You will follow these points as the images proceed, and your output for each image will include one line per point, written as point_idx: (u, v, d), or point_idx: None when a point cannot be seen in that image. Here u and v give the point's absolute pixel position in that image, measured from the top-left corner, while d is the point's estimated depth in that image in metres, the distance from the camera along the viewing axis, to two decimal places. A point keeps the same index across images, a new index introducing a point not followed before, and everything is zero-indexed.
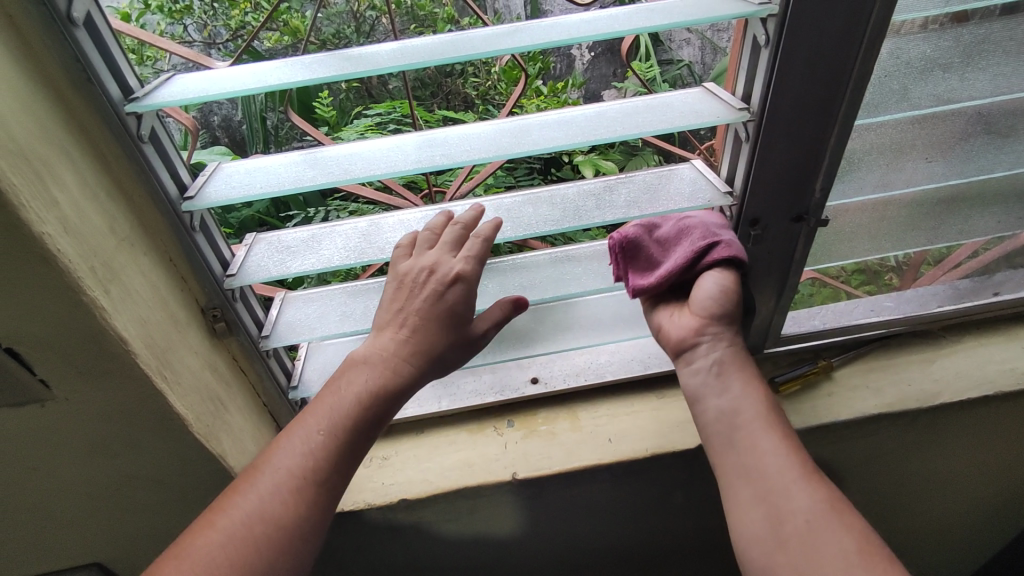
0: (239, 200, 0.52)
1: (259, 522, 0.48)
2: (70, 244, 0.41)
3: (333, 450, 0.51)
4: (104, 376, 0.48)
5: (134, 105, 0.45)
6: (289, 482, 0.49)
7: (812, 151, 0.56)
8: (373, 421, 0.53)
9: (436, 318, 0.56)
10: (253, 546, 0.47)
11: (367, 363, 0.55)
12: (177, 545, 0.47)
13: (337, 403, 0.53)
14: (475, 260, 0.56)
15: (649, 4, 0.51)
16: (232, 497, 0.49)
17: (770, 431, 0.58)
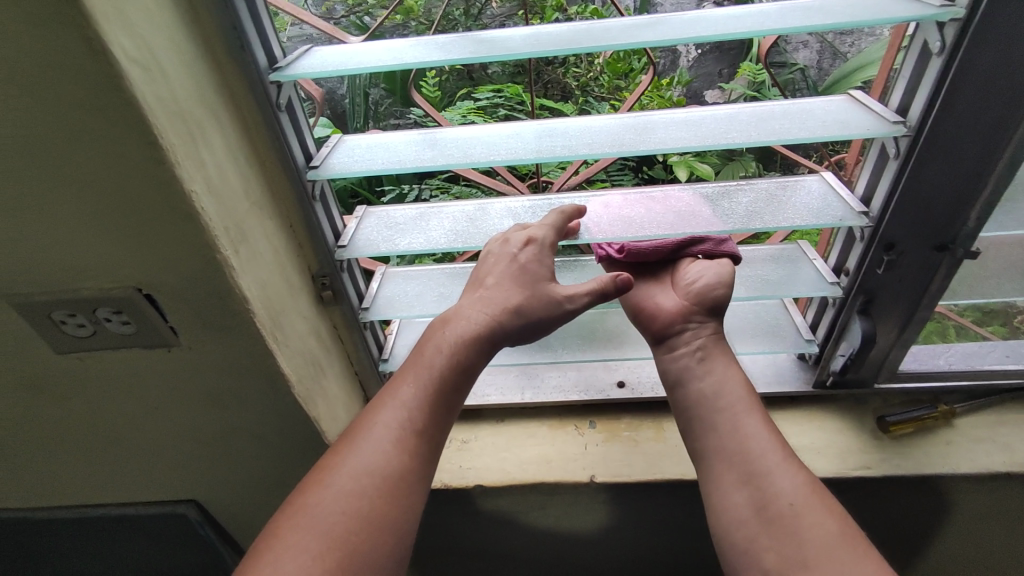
0: (361, 173, 0.54)
1: (368, 477, 0.46)
2: (211, 203, 0.43)
3: (428, 402, 0.50)
4: (225, 330, 0.50)
5: (278, 75, 0.46)
6: (390, 434, 0.48)
7: (974, 174, 0.50)
8: (461, 369, 0.52)
9: (513, 280, 0.56)
10: (367, 498, 0.46)
11: (453, 321, 0.54)
12: (293, 507, 0.46)
13: (426, 360, 0.52)
14: (552, 226, 0.58)
15: (805, 2, 0.48)
16: (338, 456, 0.48)
17: (766, 436, 0.55)
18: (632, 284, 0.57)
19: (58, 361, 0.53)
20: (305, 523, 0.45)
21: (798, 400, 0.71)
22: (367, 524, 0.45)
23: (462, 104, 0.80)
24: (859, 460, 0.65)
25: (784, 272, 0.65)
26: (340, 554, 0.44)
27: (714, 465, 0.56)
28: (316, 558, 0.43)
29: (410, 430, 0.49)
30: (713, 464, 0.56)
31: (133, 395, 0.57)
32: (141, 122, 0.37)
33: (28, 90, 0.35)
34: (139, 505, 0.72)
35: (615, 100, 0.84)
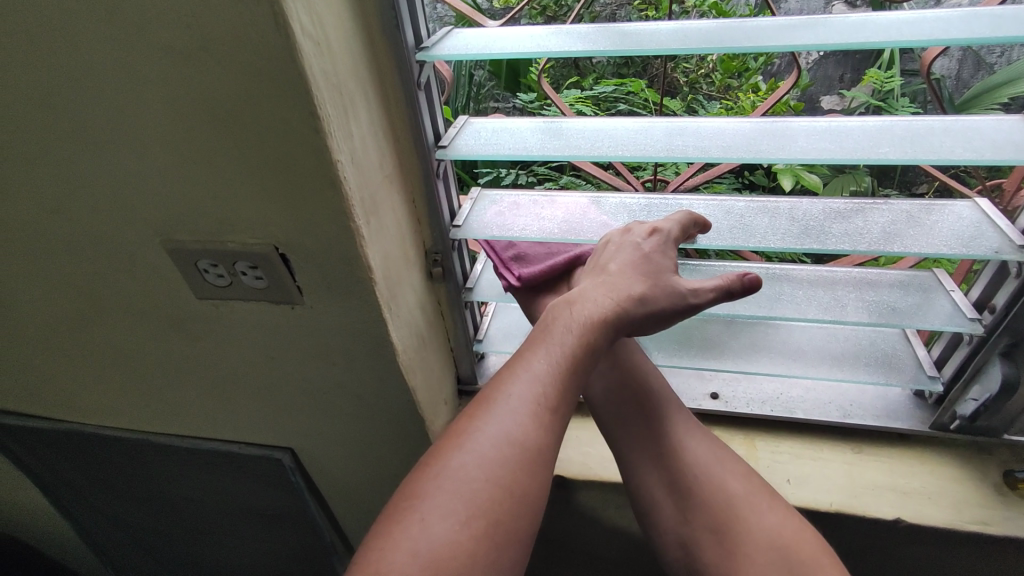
0: (488, 156, 0.54)
1: (506, 448, 0.44)
2: (353, 174, 0.45)
3: (561, 378, 0.48)
4: (346, 295, 0.53)
5: (424, 54, 0.48)
6: (526, 405, 0.46)
7: None
8: (591, 349, 0.50)
9: (637, 268, 0.54)
10: (505, 468, 0.44)
11: (580, 303, 0.53)
12: (427, 470, 0.45)
13: (555, 336, 0.50)
14: (677, 223, 0.57)
15: (993, 11, 0.43)
16: (473, 423, 0.46)
17: (685, 428, 0.60)
18: (759, 284, 0.52)
19: (195, 305, 0.58)
20: (445, 489, 0.43)
21: (909, 439, 0.67)
22: (506, 495, 0.43)
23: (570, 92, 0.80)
24: (976, 513, 0.59)
25: (915, 301, 0.60)
26: (484, 524, 0.42)
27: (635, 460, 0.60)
28: (462, 524, 0.41)
29: (545, 405, 0.46)
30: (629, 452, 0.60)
31: (254, 344, 0.61)
32: (306, 92, 0.39)
33: (213, 55, 0.38)
34: (242, 445, 0.78)
35: (723, 100, 0.83)
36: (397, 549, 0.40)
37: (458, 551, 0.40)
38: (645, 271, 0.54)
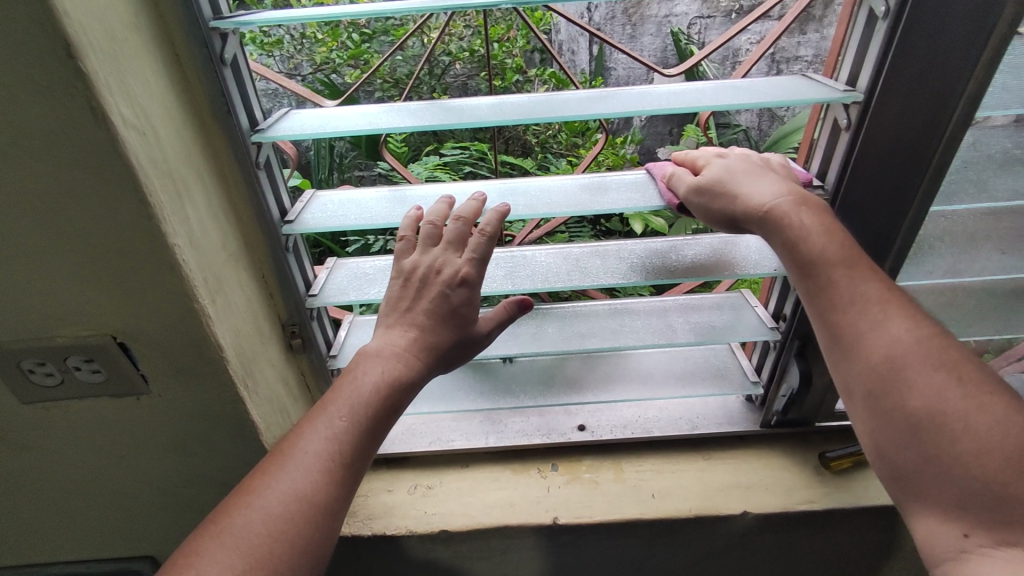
0: (334, 227, 0.56)
1: (295, 504, 0.42)
2: (192, 255, 0.45)
3: (361, 430, 0.46)
4: (195, 377, 0.51)
5: (259, 135, 0.49)
6: (321, 462, 0.44)
7: (885, 234, 0.58)
8: (390, 409, 0.49)
9: (439, 319, 0.53)
10: (292, 524, 0.41)
11: (385, 357, 0.50)
12: (206, 529, 0.42)
13: (359, 387, 0.48)
14: (480, 261, 0.53)
15: (735, 83, 0.55)
16: (262, 480, 0.43)
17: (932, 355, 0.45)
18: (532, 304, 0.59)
19: (18, 409, 0.52)
20: (218, 554, 0.40)
21: (747, 440, 0.76)
22: (292, 552, 0.41)
23: (429, 160, 0.88)
24: (804, 494, 0.69)
25: (729, 320, 0.70)
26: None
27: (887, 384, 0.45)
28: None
29: (340, 461, 0.45)
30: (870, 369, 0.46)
31: (95, 443, 0.56)
32: (132, 180, 0.39)
33: (25, 148, 0.37)
34: (88, 562, 0.70)
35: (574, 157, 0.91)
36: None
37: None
38: (454, 326, 0.54)
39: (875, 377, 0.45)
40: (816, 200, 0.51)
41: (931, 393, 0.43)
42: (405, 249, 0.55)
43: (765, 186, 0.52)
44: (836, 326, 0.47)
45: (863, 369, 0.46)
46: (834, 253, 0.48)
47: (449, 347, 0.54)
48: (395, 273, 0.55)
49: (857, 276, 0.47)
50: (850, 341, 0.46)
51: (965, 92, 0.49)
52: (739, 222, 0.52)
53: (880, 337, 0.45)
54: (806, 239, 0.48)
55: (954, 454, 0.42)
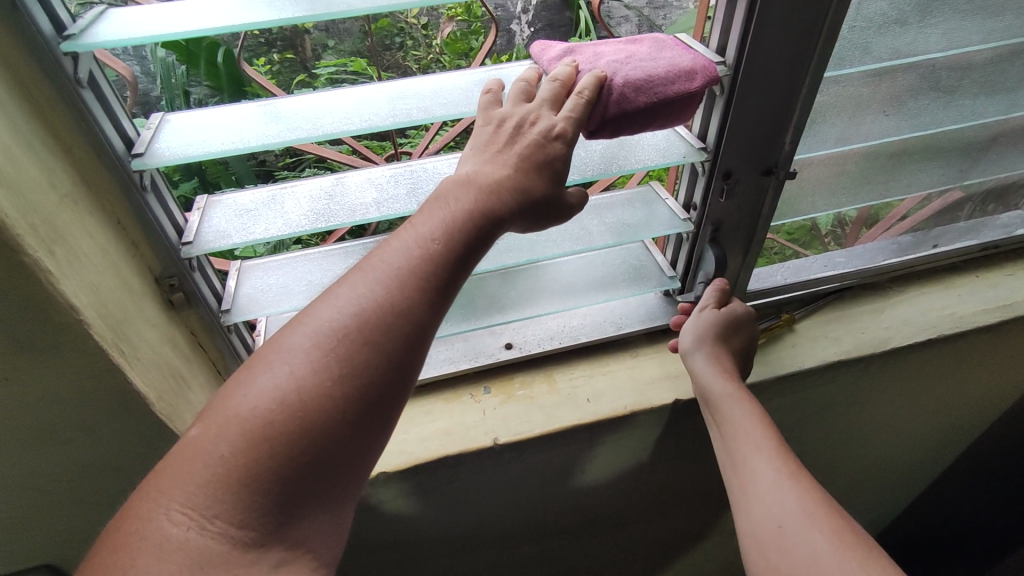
0: (196, 158, 0.47)
1: (383, 318, 0.39)
2: (6, 197, 0.36)
3: (454, 255, 0.42)
4: (49, 351, 0.42)
5: (71, 43, 0.39)
6: (408, 279, 0.40)
7: (785, 104, 0.58)
8: (481, 234, 0.43)
9: (534, 165, 0.45)
10: (376, 339, 0.38)
11: (475, 179, 0.45)
12: (295, 321, 0.40)
13: (455, 211, 0.43)
14: (577, 122, 0.47)
15: None
16: (341, 287, 0.40)
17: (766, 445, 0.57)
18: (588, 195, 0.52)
19: None
20: (302, 350, 0.38)
21: (669, 332, 0.77)
22: (369, 366, 0.38)
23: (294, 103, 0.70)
24: None
25: (642, 215, 0.69)
26: (349, 391, 0.37)
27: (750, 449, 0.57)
28: (315, 372, 0.37)
29: (429, 284, 0.41)
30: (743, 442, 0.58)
31: None
32: None
33: None
34: None
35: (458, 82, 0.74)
36: (246, 392, 0.37)
37: (315, 406, 0.36)
38: (545, 177, 0.46)
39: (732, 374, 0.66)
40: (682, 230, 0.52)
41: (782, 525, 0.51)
42: (491, 101, 0.49)
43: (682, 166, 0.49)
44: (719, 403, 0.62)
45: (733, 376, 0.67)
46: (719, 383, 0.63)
47: (543, 198, 0.46)
48: (482, 122, 0.48)
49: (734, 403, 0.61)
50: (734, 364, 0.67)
51: None
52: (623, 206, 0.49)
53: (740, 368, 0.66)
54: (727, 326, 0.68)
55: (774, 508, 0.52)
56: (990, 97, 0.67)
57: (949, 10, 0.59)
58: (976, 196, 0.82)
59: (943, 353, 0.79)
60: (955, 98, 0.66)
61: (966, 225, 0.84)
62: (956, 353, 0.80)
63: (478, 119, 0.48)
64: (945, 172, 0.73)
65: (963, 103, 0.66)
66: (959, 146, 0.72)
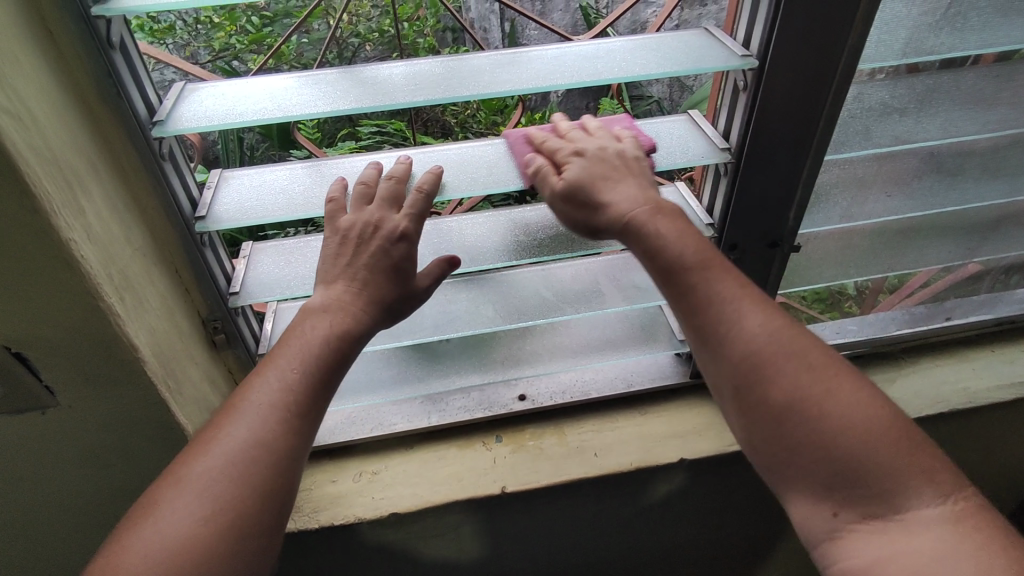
0: (251, 221, 0.54)
1: (256, 450, 0.43)
2: (92, 251, 0.42)
3: (317, 377, 0.47)
4: (109, 384, 0.48)
5: (160, 129, 0.47)
6: (274, 411, 0.45)
7: (789, 186, 0.62)
8: (344, 357, 0.49)
9: (384, 273, 0.53)
10: (251, 470, 0.42)
11: (331, 308, 0.50)
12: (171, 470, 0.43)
13: (307, 340, 0.48)
14: (419, 219, 0.54)
15: (641, 43, 0.58)
16: (216, 428, 0.44)
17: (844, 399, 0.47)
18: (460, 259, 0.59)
19: None
20: (188, 498, 0.41)
21: (679, 392, 0.79)
22: (252, 491, 0.42)
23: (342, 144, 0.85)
24: (734, 436, 0.73)
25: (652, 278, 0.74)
26: (235, 525, 0.41)
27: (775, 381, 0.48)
28: (198, 515, 0.40)
29: (294, 410, 0.45)
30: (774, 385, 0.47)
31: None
32: (13, 170, 0.36)
33: None
34: None
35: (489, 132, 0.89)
36: (131, 548, 0.39)
37: (199, 545, 0.40)
38: (394, 283, 0.53)
39: (739, 374, 0.48)
40: (669, 206, 0.54)
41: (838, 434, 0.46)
42: (338, 208, 0.54)
43: (622, 195, 0.54)
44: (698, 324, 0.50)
45: (729, 365, 0.49)
46: (691, 256, 0.50)
47: (394, 300, 0.54)
48: (329, 231, 0.54)
49: (717, 283, 0.50)
50: (720, 337, 0.49)
51: (848, 43, 0.53)
52: (600, 228, 0.55)
53: (740, 336, 0.48)
54: (665, 244, 0.51)
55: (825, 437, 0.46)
56: (993, 181, 0.70)
57: (947, 101, 0.63)
58: (997, 269, 0.84)
59: (959, 428, 0.78)
60: (958, 181, 0.69)
61: (982, 298, 0.85)
62: (974, 428, 0.80)
63: (326, 226, 0.54)
64: (954, 249, 0.75)
65: (968, 187, 0.69)
66: (964, 226, 0.74)
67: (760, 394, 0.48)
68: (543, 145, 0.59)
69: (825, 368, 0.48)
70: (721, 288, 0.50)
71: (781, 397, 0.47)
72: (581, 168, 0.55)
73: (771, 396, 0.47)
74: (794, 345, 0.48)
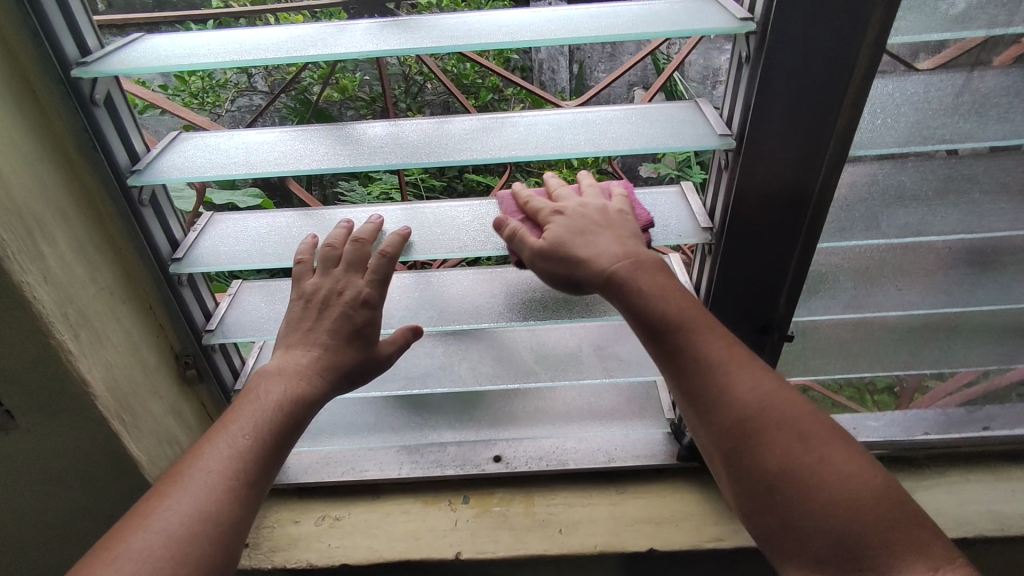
0: (223, 266, 0.57)
1: (204, 522, 0.41)
2: (47, 292, 0.45)
3: (267, 447, 0.48)
4: (63, 414, 0.51)
5: (136, 177, 0.50)
6: (224, 479, 0.44)
7: (778, 271, 0.57)
8: (294, 427, 0.50)
9: (344, 338, 0.54)
10: (197, 543, 0.41)
11: (289, 372, 0.52)
12: (102, 547, 0.40)
13: (262, 407, 0.49)
14: (382, 282, 0.55)
15: (623, 114, 0.56)
16: (162, 500, 0.42)
17: (794, 439, 0.44)
18: (423, 330, 0.59)
19: None
20: (127, 568, 0.38)
21: (665, 473, 0.74)
22: (200, 555, 0.40)
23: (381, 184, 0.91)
24: (713, 531, 0.68)
25: (639, 351, 0.70)
26: None
27: (720, 404, 0.45)
28: None
29: (242, 481, 0.45)
30: (751, 427, 0.44)
31: None
32: None
33: None
34: None
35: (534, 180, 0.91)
36: None
37: None
38: (355, 348, 0.55)
39: (729, 438, 0.45)
40: (649, 256, 0.51)
41: (815, 472, 0.43)
42: (305, 268, 0.55)
43: (602, 246, 0.51)
44: (668, 356, 0.47)
45: (719, 432, 0.45)
46: (671, 312, 0.48)
47: (354, 367, 0.55)
48: (295, 293, 0.55)
49: (701, 329, 0.47)
50: (705, 403, 0.46)
51: (835, 131, 0.49)
52: (582, 284, 0.51)
53: (730, 405, 0.45)
54: (647, 303, 0.48)
55: (804, 497, 0.42)
56: None
57: (975, 192, 0.57)
58: None
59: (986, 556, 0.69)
60: (991, 279, 0.61)
61: None
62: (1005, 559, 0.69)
63: (293, 288, 0.56)
64: (989, 353, 0.66)
65: (1008, 288, 0.61)
66: (1005, 327, 0.66)
67: (748, 466, 0.44)
68: (527, 204, 0.56)
69: (778, 398, 0.45)
70: (665, 303, 0.48)
71: (767, 449, 0.44)
72: (564, 226, 0.53)
73: (764, 465, 0.44)
74: (783, 412, 0.45)
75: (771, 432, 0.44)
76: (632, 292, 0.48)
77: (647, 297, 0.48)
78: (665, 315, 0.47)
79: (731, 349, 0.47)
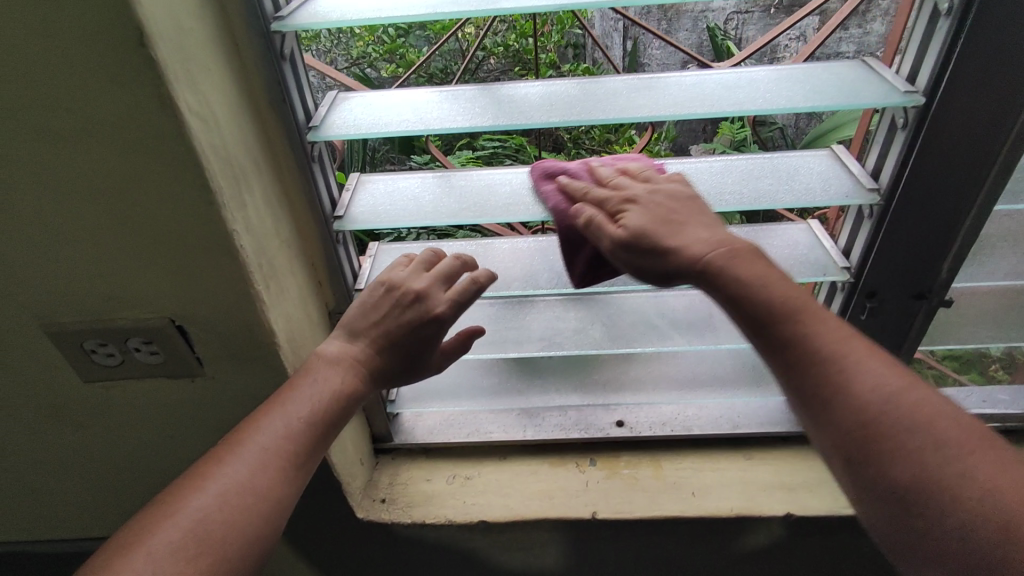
0: (382, 224, 0.57)
1: (244, 500, 0.41)
2: (248, 242, 0.46)
3: (316, 432, 0.46)
4: (249, 362, 0.52)
5: (315, 133, 0.51)
6: (272, 458, 0.44)
7: (945, 234, 0.57)
8: (342, 414, 0.48)
9: (394, 334, 0.50)
10: (233, 522, 0.41)
11: (340, 362, 0.49)
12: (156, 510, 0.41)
13: (319, 390, 0.47)
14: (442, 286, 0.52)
15: (789, 72, 0.55)
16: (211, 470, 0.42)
17: (926, 432, 0.38)
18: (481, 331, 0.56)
19: (80, 388, 0.55)
20: (164, 539, 0.39)
21: (791, 440, 0.74)
22: (236, 535, 0.40)
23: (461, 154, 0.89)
24: None
25: None
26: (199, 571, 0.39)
27: (838, 402, 0.40)
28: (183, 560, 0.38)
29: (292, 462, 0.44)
30: (876, 428, 0.39)
31: (152, 423, 0.58)
32: (197, 166, 0.40)
33: (97, 139, 0.39)
34: None
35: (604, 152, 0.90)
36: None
37: None
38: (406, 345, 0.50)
39: (848, 445, 0.40)
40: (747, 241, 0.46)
41: (964, 478, 0.37)
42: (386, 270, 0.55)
43: (692, 236, 0.46)
44: (786, 351, 0.42)
45: (839, 433, 0.40)
46: (776, 301, 0.43)
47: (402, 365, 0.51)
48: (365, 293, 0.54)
49: (812, 320, 0.42)
50: (825, 400, 0.40)
51: None
52: (671, 274, 0.46)
53: (854, 399, 0.39)
54: (750, 291, 0.43)
55: (948, 504, 0.36)
56: None
57: None
58: None
59: None
60: None
61: None
62: None
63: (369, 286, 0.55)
64: None
65: None
66: None
67: (876, 470, 0.39)
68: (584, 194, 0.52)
69: (909, 389, 0.39)
70: (772, 285, 0.43)
71: (889, 452, 0.38)
72: (643, 212, 0.48)
73: (896, 475, 0.38)
74: (914, 414, 0.38)
75: (909, 431, 0.38)
76: (740, 278, 0.43)
77: (719, 274, 0.44)
78: (774, 301, 0.43)
79: (843, 337, 0.42)
